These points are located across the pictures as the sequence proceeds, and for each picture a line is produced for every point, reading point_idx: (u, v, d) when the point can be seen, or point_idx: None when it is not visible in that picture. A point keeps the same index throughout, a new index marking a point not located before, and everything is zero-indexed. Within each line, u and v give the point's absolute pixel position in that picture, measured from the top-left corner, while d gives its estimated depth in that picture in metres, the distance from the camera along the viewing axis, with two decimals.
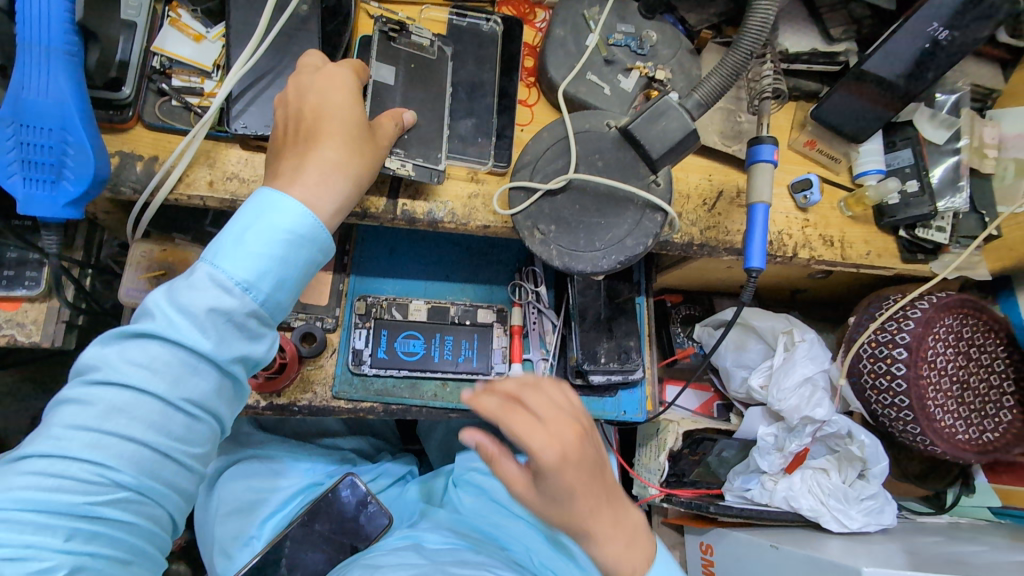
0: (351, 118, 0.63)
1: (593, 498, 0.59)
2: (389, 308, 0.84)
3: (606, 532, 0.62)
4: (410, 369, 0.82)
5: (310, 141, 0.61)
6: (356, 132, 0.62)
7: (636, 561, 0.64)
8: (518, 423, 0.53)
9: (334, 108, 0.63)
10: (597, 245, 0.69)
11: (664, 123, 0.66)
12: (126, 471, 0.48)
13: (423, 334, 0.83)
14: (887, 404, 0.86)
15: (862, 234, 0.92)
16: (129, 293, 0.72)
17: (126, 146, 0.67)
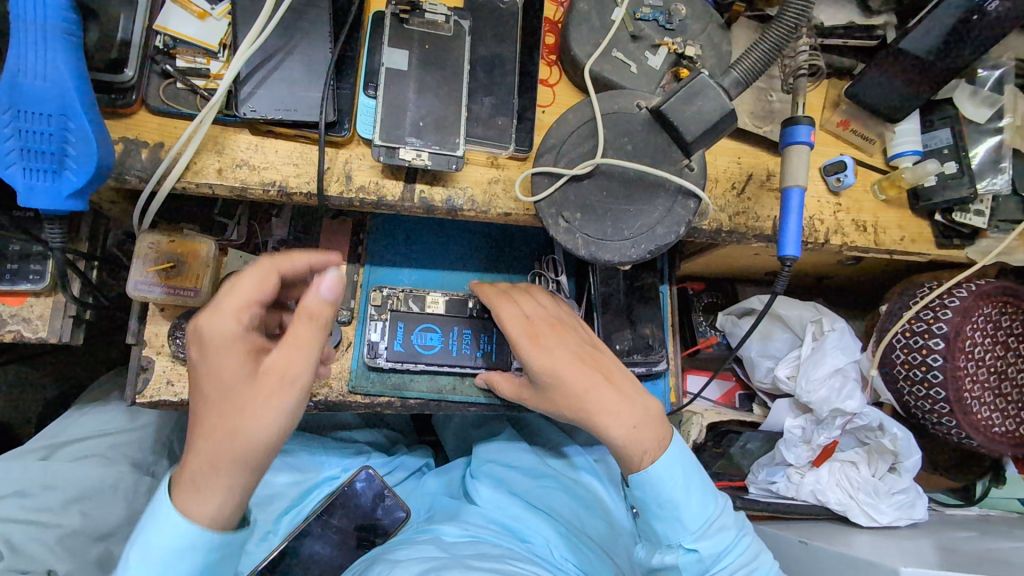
0: (240, 387, 0.56)
1: (584, 377, 0.70)
2: (406, 300, 0.80)
3: (613, 415, 0.69)
4: (427, 364, 0.78)
5: (217, 398, 0.56)
6: (252, 380, 0.56)
7: (649, 447, 0.69)
8: (508, 312, 0.73)
9: (214, 366, 0.56)
10: (625, 234, 0.66)
11: (699, 104, 0.62)
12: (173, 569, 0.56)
13: (439, 326, 0.80)
14: (921, 395, 0.83)
15: (897, 219, 0.88)
16: (139, 287, 0.69)
17: (129, 133, 0.63)
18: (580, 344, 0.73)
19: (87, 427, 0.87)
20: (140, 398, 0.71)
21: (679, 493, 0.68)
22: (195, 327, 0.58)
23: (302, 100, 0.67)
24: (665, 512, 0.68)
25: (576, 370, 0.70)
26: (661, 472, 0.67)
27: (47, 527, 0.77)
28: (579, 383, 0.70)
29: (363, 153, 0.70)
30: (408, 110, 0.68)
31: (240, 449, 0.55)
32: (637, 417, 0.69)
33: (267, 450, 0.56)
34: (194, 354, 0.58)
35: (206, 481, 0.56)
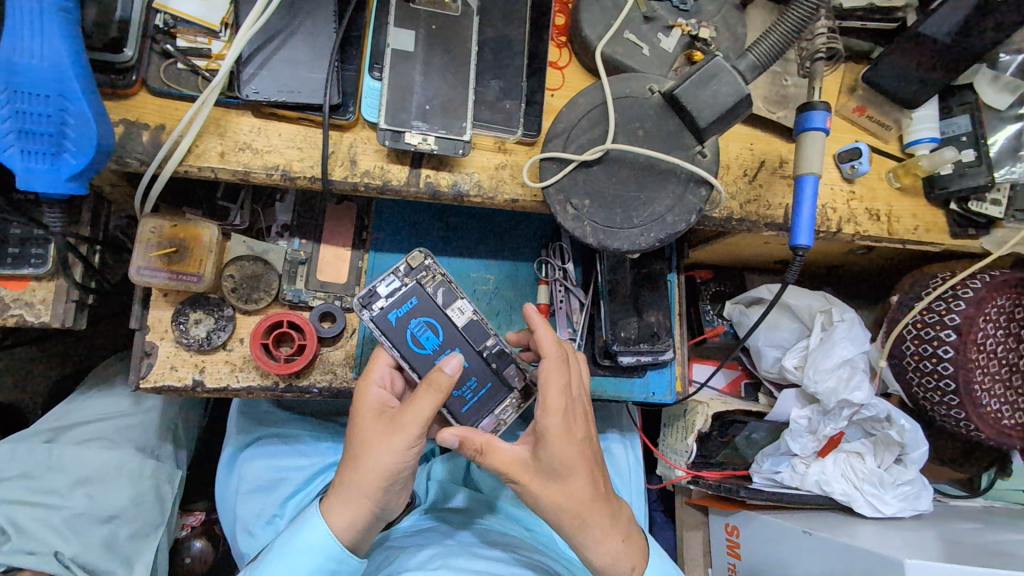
0: (374, 433, 0.64)
1: (585, 477, 0.65)
2: (438, 285, 0.72)
3: (602, 531, 0.67)
4: (409, 358, 0.69)
5: (363, 438, 0.64)
6: (380, 428, 0.64)
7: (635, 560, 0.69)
8: (552, 384, 0.64)
9: (362, 410, 0.66)
10: (635, 222, 0.65)
11: (715, 88, 0.60)
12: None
13: (444, 333, 0.71)
14: (930, 387, 0.82)
15: (911, 208, 0.86)
16: (142, 272, 0.68)
17: (130, 115, 0.62)
18: (591, 434, 0.68)
19: (93, 411, 0.88)
20: (144, 383, 0.70)
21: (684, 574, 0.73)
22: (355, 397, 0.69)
23: (306, 82, 0.65)
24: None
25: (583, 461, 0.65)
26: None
27: (53, 509, 0.78)
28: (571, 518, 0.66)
29: (368, 137, 0.68)
30: (414, 92, 0.66)
31: (365, 483, 0.63)
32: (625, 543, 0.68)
33: (388, 476, 0.63)
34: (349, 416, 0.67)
35: (345, 500, 0.64)
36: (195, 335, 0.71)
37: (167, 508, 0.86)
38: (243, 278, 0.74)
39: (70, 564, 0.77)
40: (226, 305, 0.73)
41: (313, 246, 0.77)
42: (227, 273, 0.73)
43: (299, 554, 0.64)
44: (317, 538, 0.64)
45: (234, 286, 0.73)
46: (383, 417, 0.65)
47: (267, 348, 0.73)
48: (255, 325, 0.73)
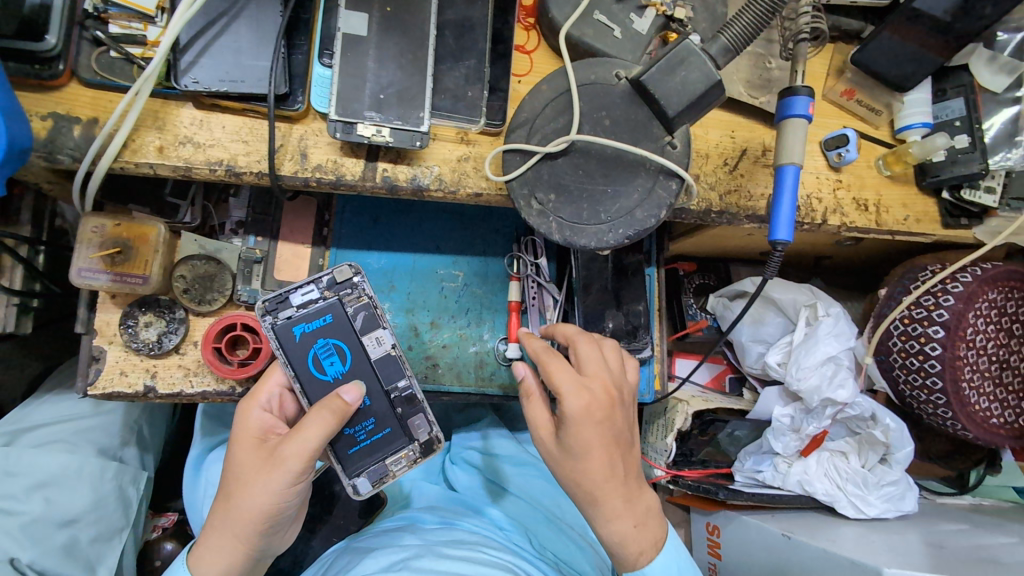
0: (248, 466, 0.59)
1: (607, 464, 0.62)
2: (361, 307, 0.66)
3: (617, 517, 0.63)
4: (304, 380, 0.63)
5: (236, 474, 0.59)
6: (260, 461, 0.59)
7: (644, 547, 0.65)
8: (560, 375, 0.61)
9: (243, 440, 0.61)
10: (602, 217, 0.61)
11: (683, 74, 0.55)
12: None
13: (351, 360, 0.65)
14: (916, 385, 0.79)
15: (901, 197, 0.82)
16: (83, 274, 0.65)
17: (60, 107, 0.58)
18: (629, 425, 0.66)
19: (52, 413, 0.85)
20: (93, 389, 0.67)
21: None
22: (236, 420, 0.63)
23: (249, 70, 0.61)
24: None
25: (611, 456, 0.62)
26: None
27: (9, 514, 0.75)
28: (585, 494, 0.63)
29: (319, 128, 0.64)
30: (367, 80, 0.62)
31: (241, 519, 0.58)
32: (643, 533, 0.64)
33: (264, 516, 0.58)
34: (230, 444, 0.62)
35: (219, 537, 0.59)
36: (145, 339, 0.68)
37: (131, 512, 0.84)
38: (194, 278, 0.70)
39: (26, 571, 0.74)
40: (178, 307, 0.70)
41: (270, 245, 0.73)
42: (177, 274, 0.69)
43: None
44: None
45: (185, 287, 0.70)
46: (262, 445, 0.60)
47: (221, 352, 0.70)
48: (209, 328, 0.70)
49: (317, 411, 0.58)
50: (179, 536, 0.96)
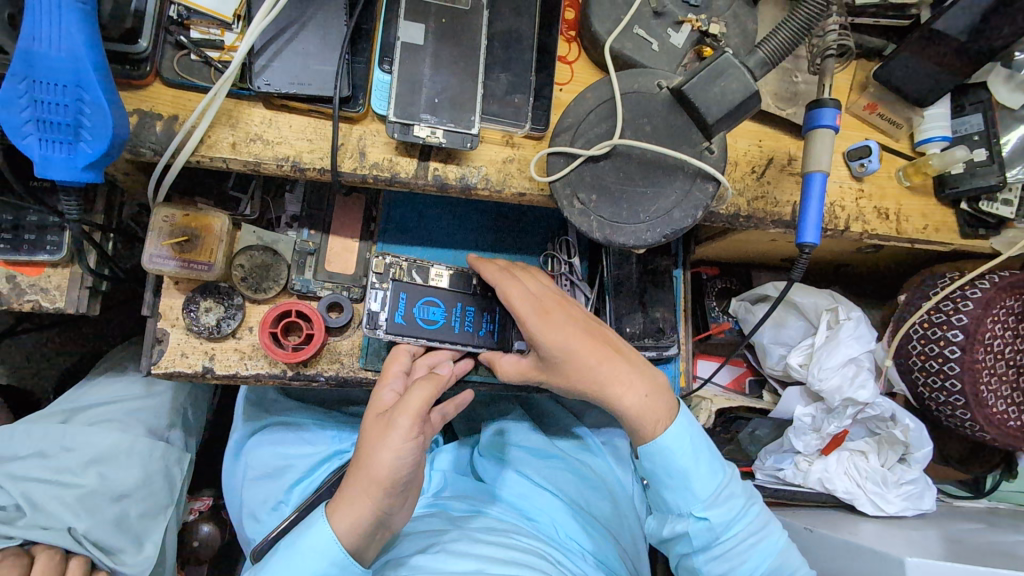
0: (373, 432, 0.69)
1: (588, 352, 0.72)
2: (409, 270, 0.76)
3: (625, 384, 0.72)
4: (429, 338, 0.74)
5: (365, 441, 0.69)
6: (382, 425, 0.68)
7: (660, 416, 0.72)
8: (516, 292, 0.73)
9: (371, 411, 0.71)
10: (641, 217, 0.65)
11: (723, 84, 0.60)
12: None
13: (441, 301, 0.75)
14: (935, 387, 0.82)
15: (920, 207, 0.86)
16: (154, 260, 0.69)
17: (144, 105, 0.63)
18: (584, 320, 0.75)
19: (105, 394, 0.89)
20: (155, 368, 0.72)
21: (686, 461, 0.71)
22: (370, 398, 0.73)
23: (316, 74, 0.66)
24: (673, 481, 0.71)
25: (587, 344, 0.72)
26: (672, 443, 0.71)
27: (66, 487, 0.79)
28: (592, 383, 0.72)
29: (377, 130, 0.69)
30: (424, 85, 0.67)
31: (370, 478, 0.66)
32: (649, 398, 0.72)
33: (390, 475, 0.66)
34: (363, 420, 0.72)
35: (353, 495, 0.66)
36: (206, 323, 0.73)
37: (176, 489, 0.88)
38: (253, 267, 0.74)
39: (83, 540, 0.78)
40: (236, 294, 0.74)
41: (322, 237, 0.78)
42: (237, 263, 0.74)
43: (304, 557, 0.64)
44: (323, 540, 0.65)
45: (243, 276, 0.74)
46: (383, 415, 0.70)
47: (275, 337, 0.74)
48: (264, 315, 0.74)
49: (426, 380, 0.70)
50: (216, 519, 1.00)
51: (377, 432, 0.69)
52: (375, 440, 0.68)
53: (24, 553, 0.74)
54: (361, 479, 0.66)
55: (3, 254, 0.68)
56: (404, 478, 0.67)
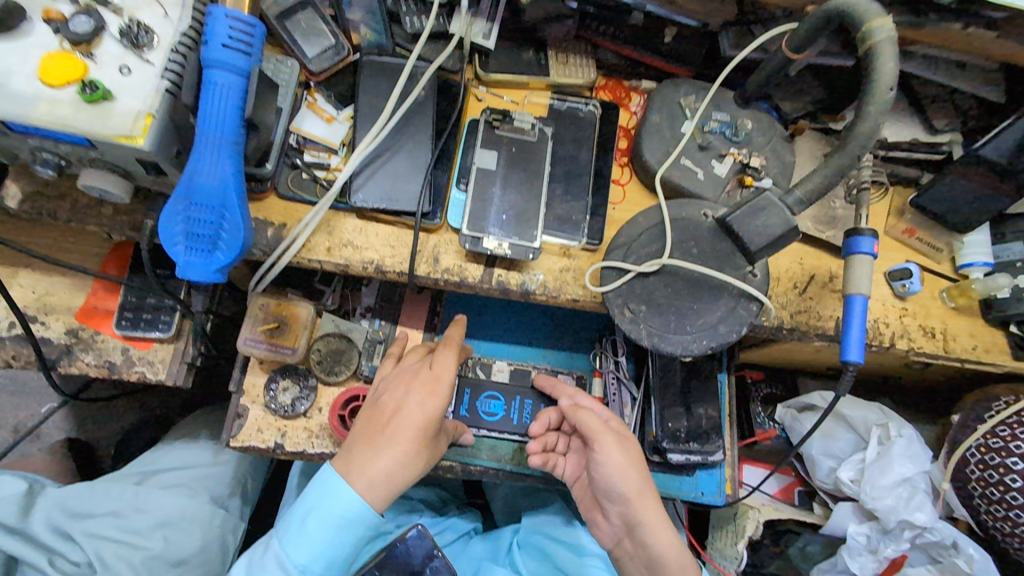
0: (368, 432, 0.65)
1: (641, 467, 0.72)
2: (473, 367, 0.88)
3: (657, 526, 0.69)
4: (489, 429, 0.84)
5: (394, 431, 0.64)
6: (383, 432, 0.65)
7: (687, 569, 0.69)
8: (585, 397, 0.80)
9: (412, 412, 0.65)
10: (688, 329, 0.70)
11: (765, 218, 0.66)
12: (310, 569, 0.62)
13: (503, 396, 0.85)
14: (999, 517, 0.79)
15: (968, 327, 0.87)
16: (247, 343, 0.79)
17: (260, 214, 0.75)
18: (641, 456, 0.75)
19: (177, 460, 0.96)
20: (233, 442, 0.79)
21: None
22: (412, 376, 0.69)
23: (402, 192, 0.77)
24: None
25: (636, 467, 0.72)
26: None
27: (135, 548, 0.84)
28: (632, 489, 0.70)
29: (450, 239, 0.79)
30: (493, 204, 0.77)
31: (373, 468, 0.63)
32: (681, 547, 0.70)
33: (388, 482, 0.63)
34: (398, 388, 0.68)
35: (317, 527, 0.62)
36: (282, 401, 0.80)
37: (228, 560, 0.91)
38: (328, 352, 0.82)
39: None
40: (311, 376, 0.81)
41: (391, 328, 0.86)
42: (315, 347, 0.82)
43: (310, 536, 0.61)
44: (316, 537, 0.61)
45: (319, 359, 0.82)
46: (375, 418, 0.66)
47: (343, 420, 0.80)
48: (334, 398, 0.81)
49: (433, 386, 0.68)
50: None
51: (369, 433, 0.65)
52: (365, 457, 0.63)
53: None
54: (368, 484, 0.62)
55: (123, 330, 0.79)
56: (394, 489, 0.64)
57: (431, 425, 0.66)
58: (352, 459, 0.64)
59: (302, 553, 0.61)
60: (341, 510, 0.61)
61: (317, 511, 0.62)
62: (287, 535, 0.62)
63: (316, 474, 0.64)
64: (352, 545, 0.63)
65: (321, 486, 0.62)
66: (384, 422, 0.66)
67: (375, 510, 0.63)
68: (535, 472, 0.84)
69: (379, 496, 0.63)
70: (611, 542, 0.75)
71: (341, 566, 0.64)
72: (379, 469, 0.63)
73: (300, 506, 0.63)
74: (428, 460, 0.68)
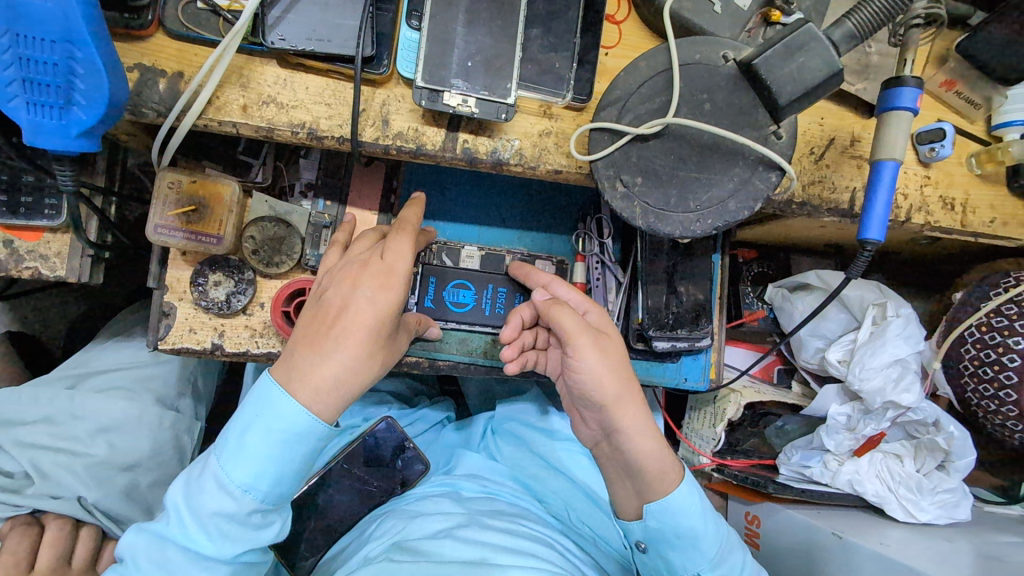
0: (312, 333, 0.57)
1: (624, 372, 0.62)
2: (439, 253, 0.76)
3: (638, 434, 0.61)
4: (458, 321, 0.76)
5: (340, 334, 0.56)
6: (328, 334, 0.56)
7: (668, 471, 0.62)
8: (567, 292, 0.68)
9: (360, 311, 0.56)
10: (691, 206, 0.59)
11: (801, 61, 0.52)
12: (256, 487, 0.55)
13: (473, 285, 0.76)
14: (986, 395, 0.77)
15: (990, 197, 0.78)
16: (159, 231, 0.65)
17: (145, 59, 0.57)
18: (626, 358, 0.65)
19: (113, 361, 0.87)
20: (162, 344, 0.69)
21: (698, 522, 0.63)
22: (360, 268, 0.59)
23: (337, 29, 0.59)
24: (681, 543, 0.63)
25: (617, 373, 0.62)
26: (680, 501, 0.62)
27: (75, 455, 0.78)
28: (609, 397, 0.61)
29: (402, 94, 0.62)
30: (455, 46, 0.59)
31: (318, 374, 0.55)
32: (663, 453, 0.62)
33: (337, 390, 0.56)
34: (344, 283, 0.58)
35: (259, 443, 0.55)
36: (214, 298, 0.68)
37: (186, 459, 0.86)
38: (264, 240, 0.69)
39: (92, 509, 0.77)
40: (246, 268, 0.69)
41: (338, 209, 0.73)
42: (247, 234, 0.69)
43: (251, 452, 0.55)
44: (259, 453, 0.55)
45: (254, 249, 0.69)
46: (319, 318, 0.57)
47: (288, 316, 0.70)
48: (276, 292, 0.70)
49: (384, 280, 0.57)
50: None
51: (313, 335, 0.57)
52: (309, 362, 0.55)
53: (34, 520, 0.73)
54: (313, 393, 0.55)
55: None
56: (346, 396, 0.57)
57: (384, 324, 0.57)
58: (294, 366, 0.56)
59: (244, 471, 0.55)
60: (285, 423, 0.55)
61: (257, 425, 0.55)
62: (225, 453, 0.55)
63: (254, 387, 0.56)
64: (303, 458, 0.57)
65: (260, 398, 0.55)
66: (330, 322, 0.57)
67: (325, 420, 0.56)
68: None
69: (328, 406, 0.56)
70: (590, 444, 0.68)
71: (291, 482, 0.58)
72: (324, 375, 0.55)
73: (237, 422, 0.56)
74: (386, 361, 0.61)
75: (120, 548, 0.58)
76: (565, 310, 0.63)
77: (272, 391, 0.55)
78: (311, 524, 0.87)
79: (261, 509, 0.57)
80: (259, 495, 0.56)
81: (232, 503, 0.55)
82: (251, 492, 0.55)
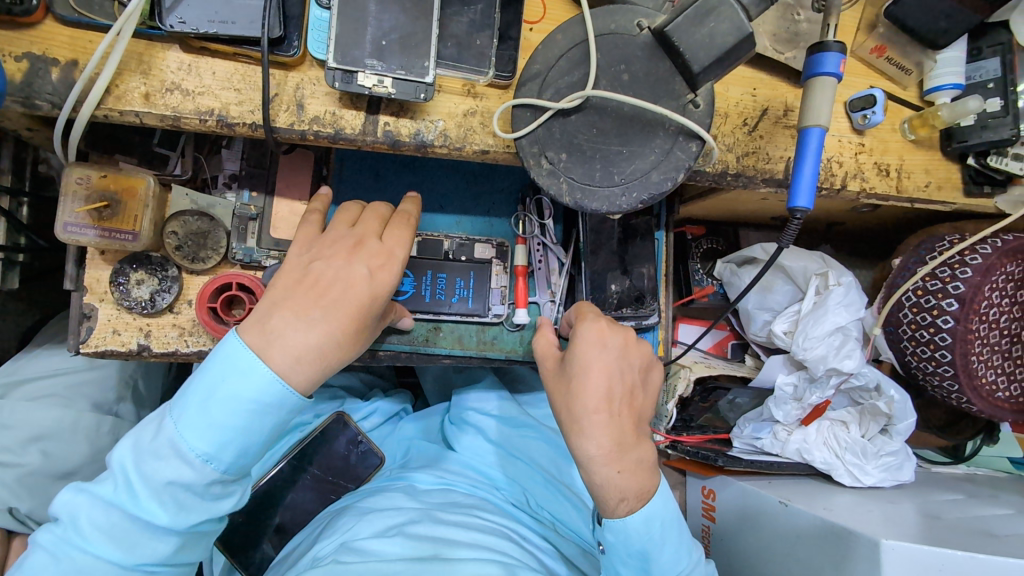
0: (298, 299, 0.56)
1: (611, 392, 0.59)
2: None
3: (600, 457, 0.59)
4: None
5: (332, 304, 0.56)
6: (319, 303, 0.56)
7: (627, 495, 0.60)
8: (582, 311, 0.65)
9: (355, 286, 0.57)
10: (615, 179, 0.58)
11: (712, 25, 0.52)
12: (219, 457, 0.53)
13: (413, 272, 0.74)
14: (924, 357, 0.78)
15: (924, 162, 0.78)
16: (69, 229, 0.62)
17: (35, 48, 0.54)
18: (625, 385, 0.61)
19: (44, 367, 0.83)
20: (84, 347, 0.66)
21: (649, 542, 0.61)
22: (356, 246, 0.59)
23: (241, 11, 0.56)
24: (632, 560, 0.62)
25: (596, 389, 0.59)
26: (631, 525, 0.60)
27: (5, 466, 0.76)
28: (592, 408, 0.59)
29: (317, 77, 0.60)
30: (368, 24, 0.57)
31: (303, 338, 0.54)
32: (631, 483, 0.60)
33: (316, 358, 0.55)
34: (337, 256, 0.58)
35: (221, 410, 0.52)
36: (137, 296, 0.66)
37: None
38: (187, 235, 0.67)
39: (26, 519, 0.76)
40: (170, 264, 0.67)
41: (265, 200, 0.70)
42: (169, 230, 0.66)
43: (215, 419, 0.52)
44: (221, 418, 0.52)
45: (178, 244, 0.67)
46: (304, 286, 0.57)
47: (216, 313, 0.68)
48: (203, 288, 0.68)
49: (383, 262, 0.59)
50: None
51: (299, 299, 0.56)
52: (297, 328, 0.54)
53: None
54: (292, 360, 0.54)
55: None
56: (323, 368, 0.56)
57: (374, 303, 0.58)
58: (276, 329, 0.54)
59: (206, 439, 0.52)
60: (252, 393, 0.53)
61: (222, 392, 0.53)
62: (187, 418, 0.52)
63: (221, 350, 0.54)
64: (270, 429, 0.55)
65: (230, 363, 0.53)
66: (321, 290, 0.56)
67: (296, 393, 0.55)
68: (454, 350, 0.77)
69: (304, 377, 0.55)
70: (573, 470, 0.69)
71: (255, 453, 0.56)
72: (309, 345, 0.54)
73: (201, 386, 0.53)
74: (364, 343, 0.61)
75: (55, 507, 0.54)
76: (592, 319, 0.62)
77: (247, 355, 0.53)
78: (262, 525, 0.86)
79: (222, 479, 0.55)
80: (221, 465, 0.54)
81: (191, 471, 0.52)
82: (213, 461, 0.53)
